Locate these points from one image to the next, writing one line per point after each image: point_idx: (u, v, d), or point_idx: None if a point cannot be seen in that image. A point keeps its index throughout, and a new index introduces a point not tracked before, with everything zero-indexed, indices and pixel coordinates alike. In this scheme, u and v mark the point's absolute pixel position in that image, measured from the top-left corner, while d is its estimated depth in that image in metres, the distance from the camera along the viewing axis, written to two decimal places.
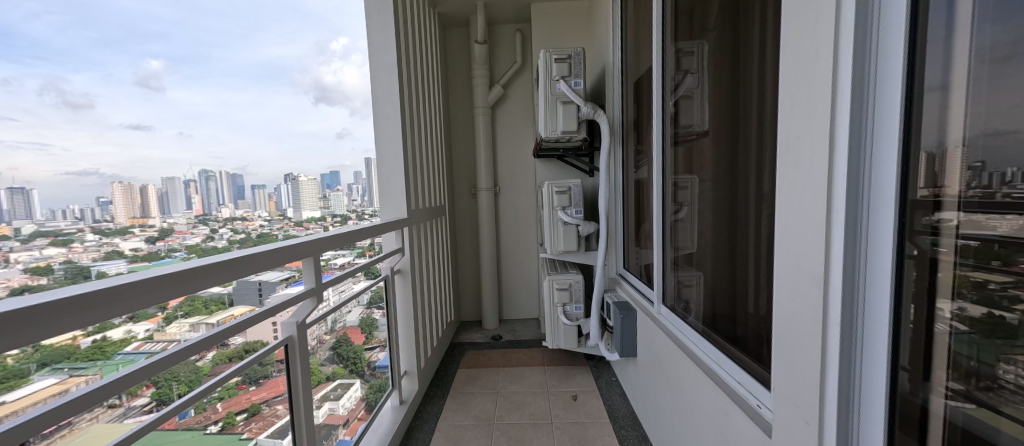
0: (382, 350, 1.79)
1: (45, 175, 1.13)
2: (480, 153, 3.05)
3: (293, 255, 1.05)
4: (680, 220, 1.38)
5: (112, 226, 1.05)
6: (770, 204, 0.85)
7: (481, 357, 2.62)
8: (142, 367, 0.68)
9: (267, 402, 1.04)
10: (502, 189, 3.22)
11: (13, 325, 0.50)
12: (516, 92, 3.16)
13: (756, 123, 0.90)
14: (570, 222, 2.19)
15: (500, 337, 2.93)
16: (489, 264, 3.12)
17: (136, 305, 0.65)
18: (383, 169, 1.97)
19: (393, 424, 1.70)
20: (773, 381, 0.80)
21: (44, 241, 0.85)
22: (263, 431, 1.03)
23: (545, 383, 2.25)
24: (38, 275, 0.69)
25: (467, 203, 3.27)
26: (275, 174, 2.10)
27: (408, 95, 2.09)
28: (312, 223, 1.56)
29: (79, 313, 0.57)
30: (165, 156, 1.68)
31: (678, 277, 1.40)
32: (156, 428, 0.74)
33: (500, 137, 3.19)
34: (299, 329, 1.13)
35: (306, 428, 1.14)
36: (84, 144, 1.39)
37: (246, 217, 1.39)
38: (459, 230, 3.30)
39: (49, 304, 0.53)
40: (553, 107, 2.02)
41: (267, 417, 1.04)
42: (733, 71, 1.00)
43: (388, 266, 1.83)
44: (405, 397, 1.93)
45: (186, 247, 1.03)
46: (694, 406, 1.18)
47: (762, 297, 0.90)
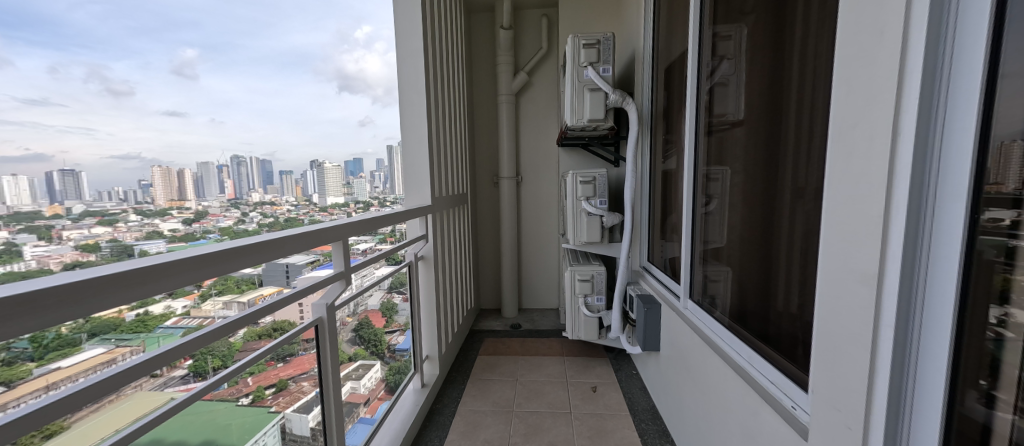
0: (402, 333, 1.84)
1: (90, 159, 1.22)
2: (503, 141, 3.03)
3: (321, 239, 1.09)
4: (710, 214, 1.34)
5: (152, 208, 1.11)
6: (812, 201, 0.80)
7: (501, 345, 2.66)
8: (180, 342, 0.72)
9: (293, 379, 1.08)
10: (524, 178, 3.21)
11: (70, 297, 0.53)
12: (541, 79, 3.11)
13: (798, 111, 0.86)
14: (594, 213, 2.15)
15: (519, 326, 2.96)
16: (510, 253, 3.12)
17: (174, 283, 0.69)
18: (408, 156, 2.00)
19: (416, 405, 1.76)
20: (812, 380, 0.77)
21: (92, 220, 0.92)
22: (290, 406, 1.08)
23: (564, 373, 2.26)
24: (87, 252, 0.77)
25: (489, 192, 3.28)
26: (301, 160, 2.17)
27: (433, 83, 2.08)
28: (336, 209, 1.60)
29: (124, 289, 0.61)
30: (199, 141, 1.75)
31: (706, 271, 1.37)
32: (199, 398, 0.80)
33: (523, 125, 3.16)
34: (328, 311, 1.18)
35: (334, 403, 1.20)
36: (124, 130, 1.48)
37: (275, 202, 1.44)
38: (480, 219, 3.32)
39: (102, 279, 0.57)
40: (580, 95, 1.98)
41: (295, 392, 1.09)
42: (774, 57, 0.95)
43: (411, 253, 1.87)
44: (428, 380, 1.99)
45: (219, 230, 1.09)
46: (721, 405, 1.16)
47: (798, 296, 0.87)
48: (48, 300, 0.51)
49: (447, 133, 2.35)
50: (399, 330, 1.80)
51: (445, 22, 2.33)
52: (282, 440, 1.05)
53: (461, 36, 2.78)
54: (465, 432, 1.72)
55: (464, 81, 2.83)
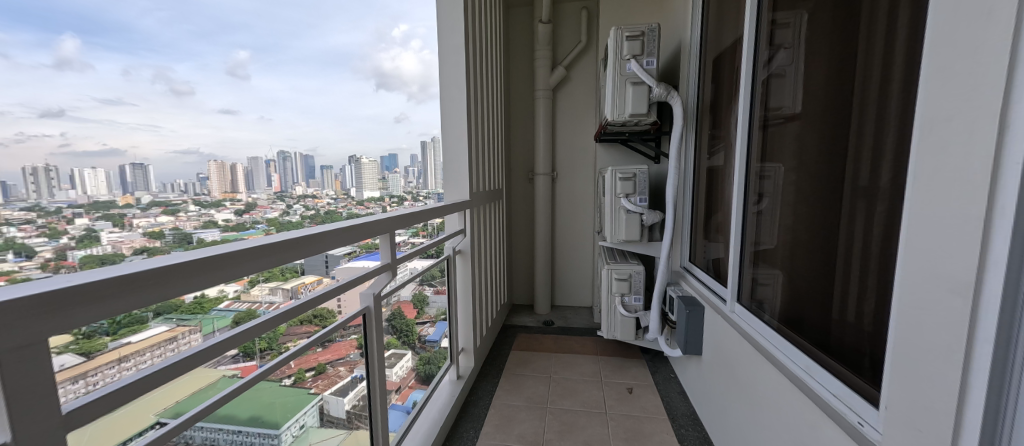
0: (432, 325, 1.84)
1: (155, 154, 1.33)
2: (539, 137, 3.01)
3: (368, 232, 1.15)
4: (762, 213, 1.27)
5: (209, 199, 1.21)
6: (889, 200, 0.73)
7: (534, 341, 2.67)
8: (242, 330, 0.75)
9: (330, 363, 1.10)
10: (560, 174, 3.18)
11: (168, 278, 0.57)
12: (580, 73, 3.06)
13: (869, 104, 0.79)
14: (633, 210, 2.10)
15: (552, 323, 2.95)
16: (544, 249, 3.12)
17: (242, 271, 0.72)
18: (448, 152, 2.03)
19: (451, 397, 1.81)
20: (886, 396, 0.70)
21: (158, 209, 1.00)
22: (327, 389, 1.10)
23: (598, 372, 2.24)
24: (153, 239, 0.85)
25: (523, 188, 3.28)
26: (340, 155, 2.29)
27: (473, 79, 2.10)
28: (371, 202, 1.66)
29: (211, 271, 0.64)
30: (247, 137, 1.88)
31: (756, 274, 1.30)
32: (262, 379, 0.84)
33: (560, 120, 3.13)
34: (375, 300, 1.26)
35: (379, 383, 1.29)
36: (184, 126, 1.60)
37: (316, 195, 1.52)
38: (514, 214, 3.34)
39: (191, 264, 0.60)
40: (623, 89, 1.92)
41: (331, 376, 1.11)
42: (846, 44, 0.87)
43: (451, 246, 1.92)
44: (463, 373, 2.04)
45: (267, 220, 1.17)
46: (773, 415, 1.10)
47: (867, 305, 0.80)
48: (155, 280, 0.54)
49: (484, 128, 2.36)
50: (428, 322, 1.81)
51: (485, 17, 2.34)
52: (320, 421, 1.08)
53: (499, 30, 2.77)
54: (499, 425, 1.75)
55: (502, 76, 2.83)
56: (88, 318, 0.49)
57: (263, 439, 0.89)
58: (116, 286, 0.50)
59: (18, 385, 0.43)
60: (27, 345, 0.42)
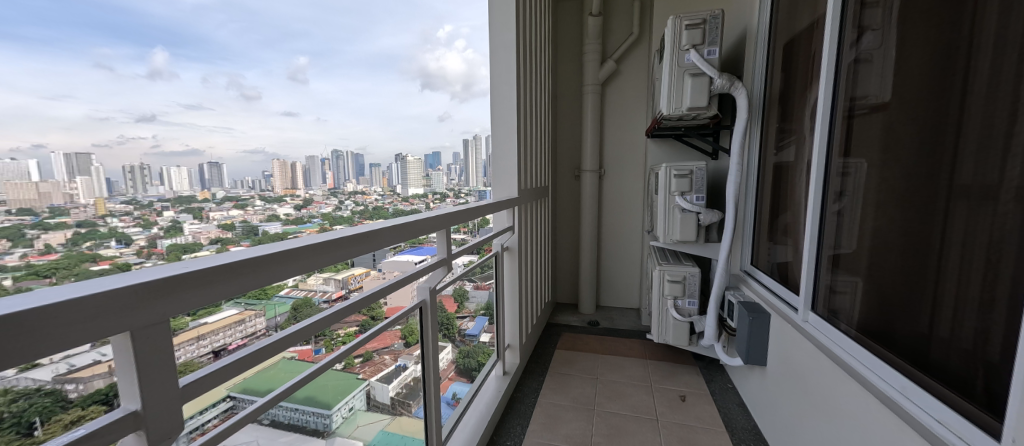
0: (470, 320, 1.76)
1: (229, 153, 1.47)
2: (587, 134, 2.93)
3: (437, 225, 1.20)
4: (844, 215, 1.12)
5: (272, 195, 1.32)
6: (1017, 199, 0.62)
7: (579, 341, 2.63)
8: (305, 324, 0.72)
9: (376, 351, 1.03)
10: (608, 172, 3.10)
11: (279, 261, 0.60)
12: (631, 66, 2.94)
13: (988, 87, 0.68)
14: (689, 210, 1.97)
15: (597, 324, 2.89)
16: (589, 248, 3.05)
17: (336, 257, 0.76)
18: (498, 150, 2.01)
19: (498, 393, 1.82)
20: (1008, 426, 0.60)
21: (229, 204, 1.11)
22: (374, 375, 1.04)
23: (647, 377, 2.15)
24: (225, 230, 0.94)
25: (569, 185, 3.23)
26: (387, 153, 2.45)
27: (524, 76, 2.10)
28: (416, 199, 1.72)
29: (310, 257, 0.68)
30: (302, 135, 2.03)
31: (832, 281, 1.17)
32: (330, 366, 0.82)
33: (609, 116, 3.04)
34: (431, 294, 1.24)
35: (434, 374, 1.30)
36: (252, 129, 1.76)
37: (365, 192, 1.61)
38: (559, 211, 3.30)
39: (292, 250, 0.62)
40: (680, 81, 1.80)
41: (377, 363, 1.05)
42: (955, 19, 0.75)
43: (500, 243, 1.89)
44: (509, 369, 2.05)
45: (321, 215, 1.25)
46: (854, 437, 0.98)
47: (981, 320, 0.69)
48: (265, 264, 0.57)
49: (534, 124, 2.32)
50: (468, 316, 1.74)
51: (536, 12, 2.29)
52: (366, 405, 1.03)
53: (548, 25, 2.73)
54: (546, 423, 1.74)
55: (550, 72, 2.79)
56: (198, 302, 0.48)
57: (315, 420, 0.83)
58: (229, 270, 0.50)
59: (147, 363, 0.42)
60: (153, 325, 0.42)
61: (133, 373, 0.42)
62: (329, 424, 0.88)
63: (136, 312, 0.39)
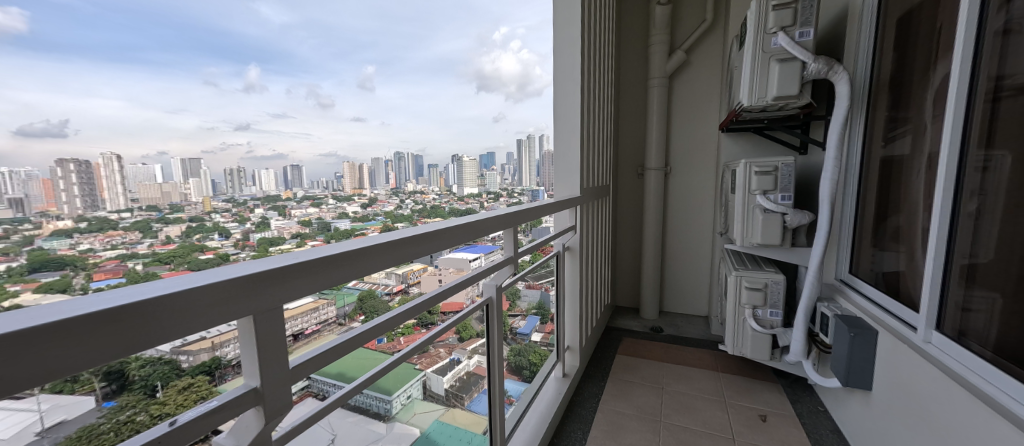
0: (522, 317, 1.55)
1: (307, 156, 1.64)
2: (652, 130, 2.75)
3: (508, 222, 1.18)
4: (981, 219, 0.91)
5: (343, 194, 1.49)
6: None
7: (642, 347, 2.47)
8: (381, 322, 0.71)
9: (432, 343, 0.96)
10: (674, 169, 2.88)
11: (370, 255, 0.62)
12: (702, 57, 2.72)
13: None
14: (772, 210, 1.76)
15: (661, 331, 2.70)
16: (652, 250, 2.86)
17: (419, 252, 0.79)
18: (560, 147, 1.88)
19: (559, 395, 1.72)
20: None
21: (308, 202, 1.25)
22: (429, 366, 0.99)
23: (721, 391, 1.96)
24: (303, 226, 1.08)
25: (631, 184, 3.04)
26: (444, 155, 2.56)
27: (588, 72, 1.91)
28: (470, 199, 1.76)
29: (392, 253, 0.69)
30: (370, 140, 2.24)
31: (966, 299, 0.96)
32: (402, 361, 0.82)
33: (676, 110, 2.84)
34: (498, 291, 1.22)
35: (498, 371, 1.26)
36: (327, 134, 1.95)
37: (423, 191, 1.72)
38: (621, 210, 3.11)
39: (377, 247, 0.64)
40: (765, 67, 1.60)
41: (433, 354, 0.99)
42: None
43: (561, 243, 1.79)
44: (569, 371, 1.94)
45: (384, 213, 1.34)
46: None
47: None
48: (355, 257, 0.59)
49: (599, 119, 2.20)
50: (520, 314, 1.50)
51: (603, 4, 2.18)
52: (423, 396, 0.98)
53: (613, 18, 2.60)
54: (609, 431, 1.65)
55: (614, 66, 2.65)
56: (303, 292, 0.50)
57: (377, 404, 0.80)
58: (312, 266, 0.50)
59: (266, 344, 0.45)
60: (271, 310, 0.45)
61: (254, 352, 0.45)
62: (388, 411, 0.84)
63: (257, 298, 0.42)
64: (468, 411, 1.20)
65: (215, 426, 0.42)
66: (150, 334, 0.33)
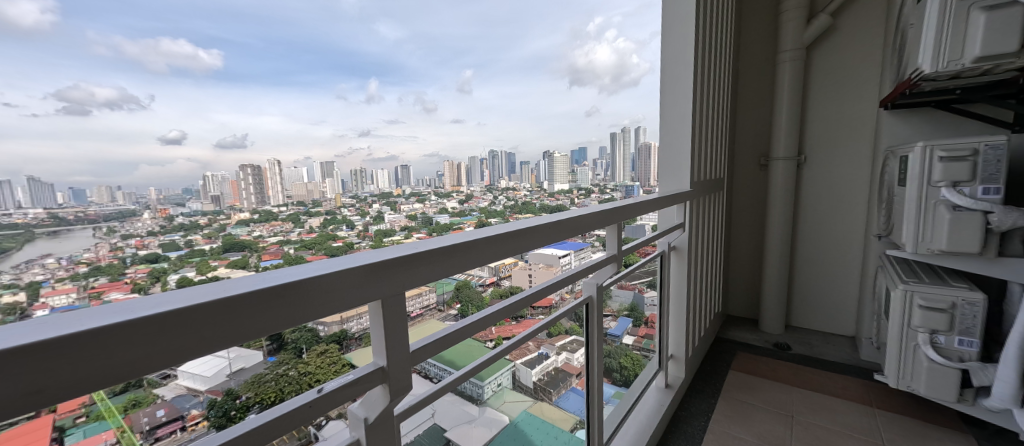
0: (615, 319, 1.39)
1: (416, 157, 1.85)
2: (781, 112, 2.31)
3: (609, 219, 1.13)
4: None
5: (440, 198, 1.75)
6: None
7: (763, 364, 2.13)
8: (485, 314, 0.74)
9: (521, 338, 0.91)
10: (811, 158, 2.39)
11: (474, 249, 0.66)
12: (855, 17, 2.19)
13: None
14: (967, 207, 1.32)
15: (788, 348, 2.27)
16: (778, 254, 2.41)
17: (527, 247, 0.81)
18: (666, 139, 1.70)
19: (663, 406, 1.60)
20: None
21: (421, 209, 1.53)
22: (520, 358, 0.95)
23: (877, 432, 1.55)
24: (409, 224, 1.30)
25: (749, 176, 2.59)
26: (537, 152, 2.57)
27: (704, 50, 1.71)
28: (562, 195, 1.74)
29: (493, 251, 0.71)
30: None
31: None
32: (504, 356, 0.85)
33: (815, 85, 2.34)
34: (598, 290, 1.21)
35: (598, 365, 1.26)
36: None
37: (516, 189, 1.90)
38: (736, 207, 2.68)
39: (480, 241, 0.67)
40: (963, 18, 1.20)
41: (524, 347, 0.95)
42: None
43: (666, 242, 1.64)
44: (672, 381, 1.79)
45: (479, 209, 1.42)
46: None
47: None
48: (461, 251, 0.62)
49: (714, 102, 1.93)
50: (611, 316, 1.35)
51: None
52: (513, 387, 0.98)
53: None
54: None
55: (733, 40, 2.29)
56: (422, 278, 0.55)
57: (471, 388, 0.82)
58: (426, 257, 0.54)
59: (394, 329, 0.51)
60: (396, 295, 0.50)
61: (380, 335, 0.50)
62: (481, 395, 0.87)
63: (379, 285, 0.46)
64: (557, 406, 1.16)
65: (352, 396, 0.47)
66: (231, 330, 0.32)
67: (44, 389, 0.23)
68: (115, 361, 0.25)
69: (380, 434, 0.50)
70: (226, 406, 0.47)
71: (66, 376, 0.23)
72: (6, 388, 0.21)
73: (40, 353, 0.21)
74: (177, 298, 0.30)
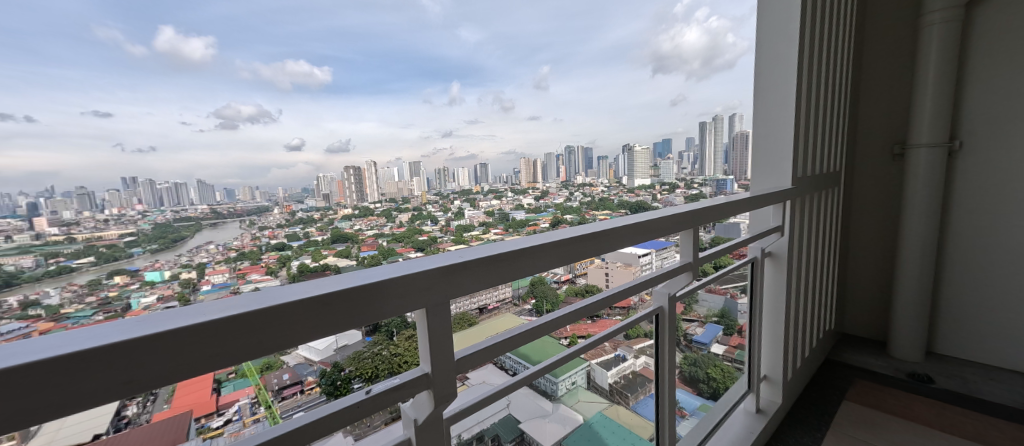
0: (702, 325, 1.29)
1: None
2: (927, 79, 1.79)
3: (690, 221, 1.00)
4: None
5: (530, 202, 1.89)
6: None
7: (892, 398, 1.68)
8: (562, 315, 0.69)
9: (592, 340, 0.86)
10: (974, 138, 1.83)
11: (548, 251, 0.59)
12: None
13: None
14: None
15: (932, 382, 1.76)
16: (918, 261, 1.88)
17: (601, 249, 0.73)
18: (764, 128, 1.50)
19: (750, 434, 1.37)
20: None
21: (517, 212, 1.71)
22: (595, 358, 0.93)
23: None
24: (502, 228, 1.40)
25: (876, 163, 2.08)
26: None
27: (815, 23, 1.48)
28: (641, 192, 1.70)
29: (564, 252, 0.63)
30: None
31: None
32: (576, 354, 0.83)
33: (983, 41, 1.78)
34: (671, 301, 1.07)
35: (668, 380, 1.13)
36: None
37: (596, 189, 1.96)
38: (856, 202, 2.17)
39: (553, 244, 0.60)
40: None
41: (599, 347, 0.91)
42: None
43: (760, 247, 1.42)
44: (765, 406, 1.53)
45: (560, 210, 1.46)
46: None
47: None
48: (533, 253, 0.56)
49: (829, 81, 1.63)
50: (699, 321, 1.26)
51: None
52: (587, 386, 0.94)
53: None
54: None
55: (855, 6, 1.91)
56: (482, 285, 0.50)
57: (545, 384, 0.81)
58: (487, 264, 0.49)
59: (439, 337, 0.44)
60: (441, 304, 0.44)
61: (426, 344, 0.44)
62: (554, 391, 0.86)
63: (444, 291, 0.43)
64: (633, 411, 1.10)
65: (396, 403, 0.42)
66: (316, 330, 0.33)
67: (145, 377, 0.24)
68: (221, 349, 0.27)
69: (430, 435, 0.46)
70: (335, 376, 0.55)
71: (164, 368, 0.24)
72: (102, 375, 0.22)
73: (130, 348, 0.22)
74: (280, 291, 0.31)
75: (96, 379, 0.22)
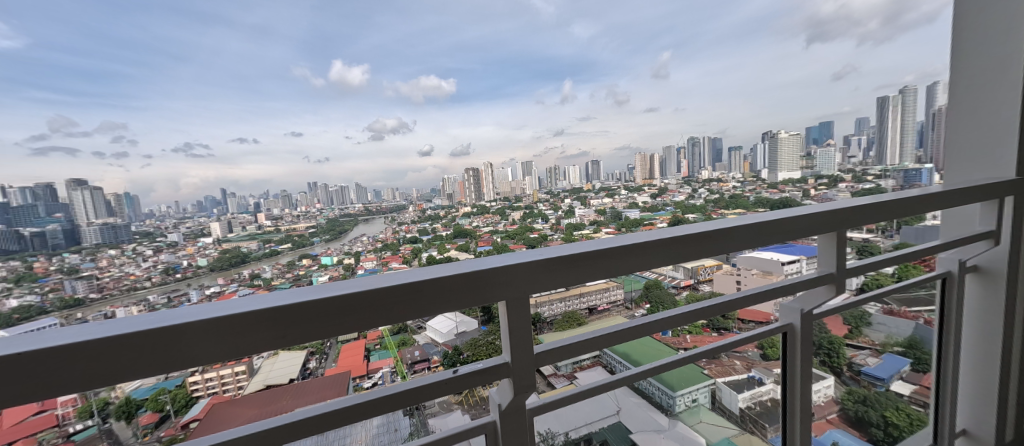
0: (875, 356, 1.04)
1: None
2: None
3: (851, 219, 0.80)
4: None
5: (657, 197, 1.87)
6: None
7: None
8: (671, 316, 0.65)
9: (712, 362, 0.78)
10: None
11: (650, 247, 0.58)
12: None
13: None
14: None
15: None
16: None
17: (712, 249, 0.66)
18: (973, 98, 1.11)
19: None
20: None
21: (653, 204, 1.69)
22: (721, 376, 0.82)
23: None
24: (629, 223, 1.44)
25: None
26: None
27: None
28: (786, 187, 1.52)
29: (662, 250, 0.60)
30: None
31: None
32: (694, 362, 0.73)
33: None
34: (804, 318, 0.82)
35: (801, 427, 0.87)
36: None
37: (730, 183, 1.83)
38: None
39: (655, 241, 0.58)
40: None
41: (726, 365, 0.81)
42: None
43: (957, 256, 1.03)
44: None
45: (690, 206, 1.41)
46: None
47: None
48: (631, 248, 0.56)
49: None
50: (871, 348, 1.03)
51: None
52: (712, 406, 0.82)
53: None
54: None
55: None
56: (572, 280, 0.53)
57: (660, 395, 0.75)
58: (576, 257, 0.52)
59: (518, 329, 0.49)
60: (519, 298, 0.48)
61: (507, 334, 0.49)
62: (672, 406, 0.78)
63: (537, 282, 0.49)
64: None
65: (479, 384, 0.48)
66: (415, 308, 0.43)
67: (290, 334, 0.37)
68: (324, 322, 0.38)
69: (513, 424, 0.51)
70: (453, 359, 0.62)
71: (289, 331, 0.37)
72: (267, 331, 0.36)
73: (259, 317, 0.35)
74: (405, 274, 0.43)
75: (267, 333, 0.36)
